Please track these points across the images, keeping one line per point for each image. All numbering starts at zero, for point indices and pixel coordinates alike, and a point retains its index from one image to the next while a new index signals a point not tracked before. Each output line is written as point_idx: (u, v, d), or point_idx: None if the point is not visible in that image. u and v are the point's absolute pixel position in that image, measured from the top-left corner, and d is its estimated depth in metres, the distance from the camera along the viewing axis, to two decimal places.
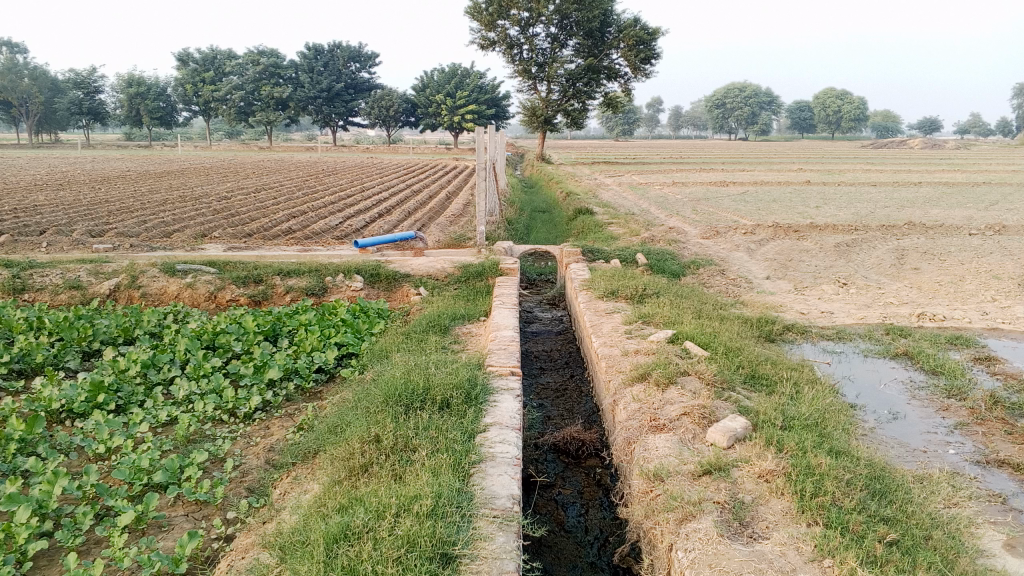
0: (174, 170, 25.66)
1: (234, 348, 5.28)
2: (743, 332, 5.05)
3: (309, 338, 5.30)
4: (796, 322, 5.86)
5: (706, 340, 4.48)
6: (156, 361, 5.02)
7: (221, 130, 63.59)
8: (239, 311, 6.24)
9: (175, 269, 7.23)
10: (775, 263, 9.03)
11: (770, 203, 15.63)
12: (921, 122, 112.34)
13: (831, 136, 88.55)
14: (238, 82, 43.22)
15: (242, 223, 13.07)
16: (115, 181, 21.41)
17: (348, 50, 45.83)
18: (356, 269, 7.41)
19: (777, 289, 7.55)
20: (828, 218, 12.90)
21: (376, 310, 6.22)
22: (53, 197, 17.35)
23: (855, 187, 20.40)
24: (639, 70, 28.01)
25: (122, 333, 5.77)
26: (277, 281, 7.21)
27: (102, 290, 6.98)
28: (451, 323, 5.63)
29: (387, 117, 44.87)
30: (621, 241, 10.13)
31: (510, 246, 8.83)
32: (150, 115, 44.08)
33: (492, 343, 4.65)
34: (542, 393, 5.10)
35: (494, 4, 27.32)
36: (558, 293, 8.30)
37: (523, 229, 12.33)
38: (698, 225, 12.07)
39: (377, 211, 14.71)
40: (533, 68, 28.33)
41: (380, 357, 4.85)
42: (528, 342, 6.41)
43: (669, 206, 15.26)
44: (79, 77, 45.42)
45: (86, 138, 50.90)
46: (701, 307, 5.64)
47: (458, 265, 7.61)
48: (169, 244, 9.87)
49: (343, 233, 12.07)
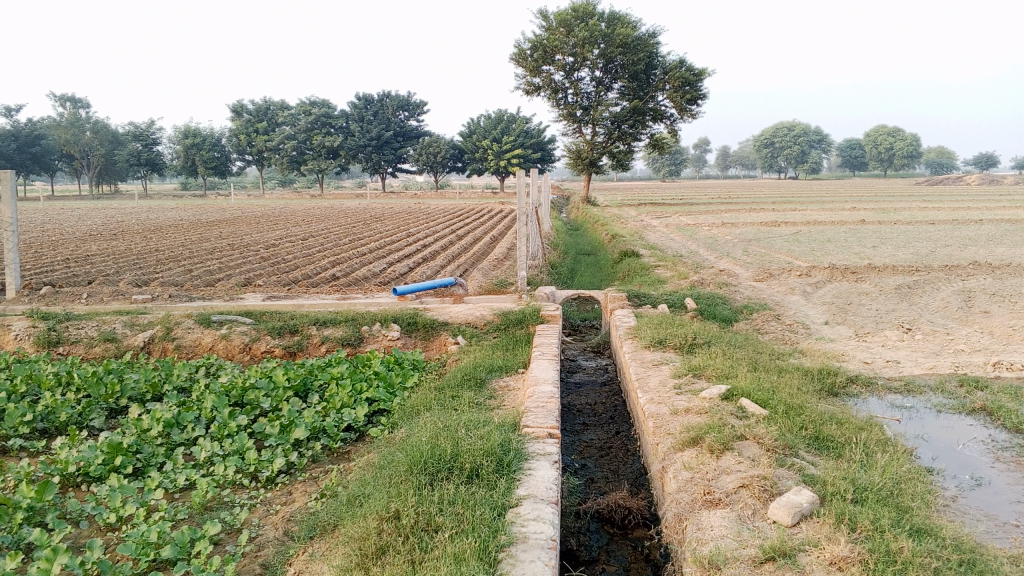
0: (225, 217, 26.06)
1: (262, 405, 5.05)
2: (802, 386, 4.66)
3: (340, 394, 5.04)
4: (859, 373, 5.43)
5: (764, 396, 4.10)
6: (181, 420, 4.82)
7: (274, 179, 64.95)
8: (272, 364, 6.04)
9: (210, 320, 7.09)
10: (833, 307, 8.59)
11: (824, 243, 15.12)
12: (978, 158, 109.79)
13: (884, 173, 86.94)
14: (290, 132, 44.13)
15: (286, 270, 13.04)
16: (168, 230, 21.74)
17: (397, 99, 46.26)
18: (393, 317, 7.18)
19: (836, 336, 7.12)
20: (887, 258, 12.37)
21: (411, 361, 5.95)
22: (104, 247, 17.62)
23: (913, 226, 19.76)
24: (685, 111, 27.77)
25: (150, 389, 5.60)
26: (313, 331, 7.00)
27: (136, 343, 6.86)
28: (487, 376, 5.33)
29: (435, 163, 45.12)
30: (669, 284, 9.80)
31: (552, 292, 8.54)
32: (205, 165, 45.13)
33: (529, 399, 4.33)
34: (584, 451, 4.76)
35: (538, 50, 27.46)
36: (603, 340, 7.95)
37: (567, 273, 12.06)
38: (750, 267, 11.65)
39: (421, 257, 14.60)
40: (578, 111, 28.28)
41: (411, 415, 4.55)
42: (570, 394, 6.06)
43: (718, 247, 14.85)
44: (139, 129, 46.80)
45: (145, 189, 52.26)
46: (756, 358, 5.26)
47: (498, 312, 7.34)
48: (210, 294, 9.80)
49: (385, 279, 11.95)
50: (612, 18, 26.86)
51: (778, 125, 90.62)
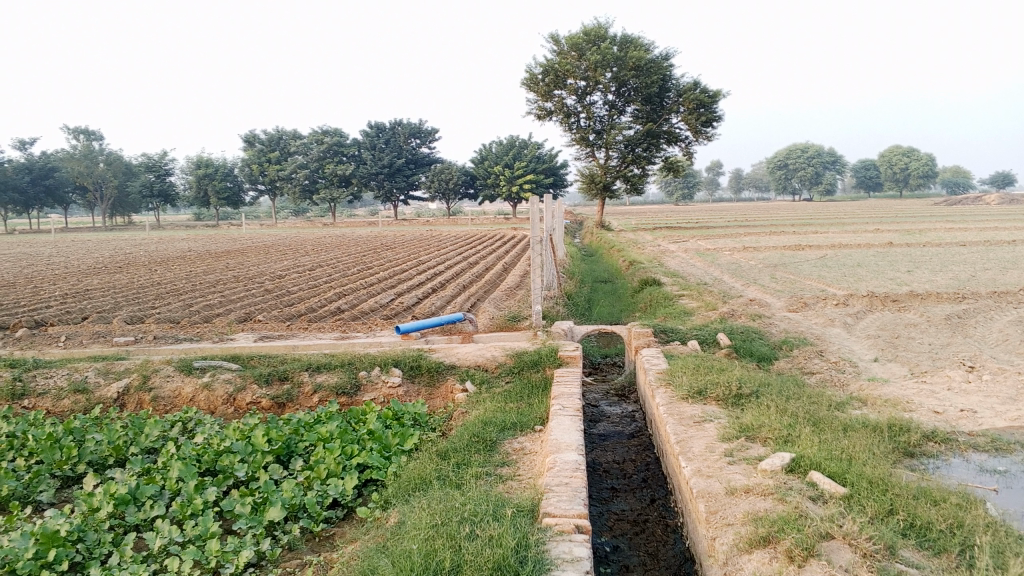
0: (235, 248, 25.57)
1: (235, 474, 4.34)
2: (875, 449, 3.87)
3: (327, 460, 4.30)
4: (935, 426, 4.63)
5: (838, 470, 3.34)
6: (138, 494, 4.10)
7: (286, 207, 64.66)
8: (253, 419, 5.30)
9: (192, 367, 6.38)
10: (880, 341, 7.80)
11: (855, 268, 14.36)
12: (994, 179, 108.52)
13: (900, 193, 85.84)
14: (303, 160, 43.99)
15: (290, 304, 12.42)
16: (173, 262, 21.18)
17: (409, 126, 45.78)
18: (395, 360, 6.44)
19: (891, 377, 6.33)
20: (928, 284, 11.57)
21: (412, 416, 5.18)
22: (106, 280, 17.05)
23: (943, 248, 18.92)
24: (700, 134, 27.11)
25: (113, 452, 4.88)
26: (305, 378, 6.26)
27: (109, 394, 6.15)
28: (498, 436, 4.55)
29: (447, 190, 44.52)
30: (697, 317, 9.05)
31: (569, 328, 7.81)
32: (218, 196, 44.76)
33: (549, 474, 3.55)
34: (616, 527, 4.02)
35: (549, 74, 26.89)
36: (627, 382, 7.18)
37: (585, 304, 11.35)
38: (781, 296, 10.90)
39: (431, 287, 13.94)
40: (591, 135, 27.62)
41: (407, 490, 3.78)
42: (595, 451, 5.29)
43: (743, 274, 14.09)
44: (152, 160, 46.57)
45: (158, 219, 51.99)
46: (814, 411, 4.49)
47: (511, 353, 6.58)
48: (202, 333, 9.15)
49: (392, 313, 11.30)
50: (624, 40, 26.32)
51: (792, 143, 90.00)
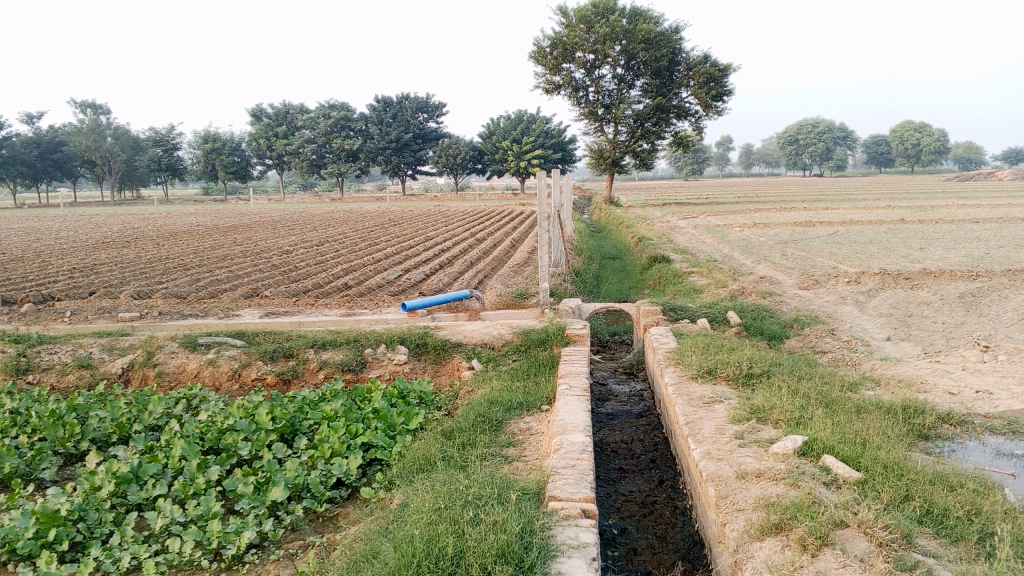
0: (243, 223, 25.52)
1: (238, 452, 4.30)
2: (890, 432, 3.78)
3: (331, 438, 4.24)
4: (950, 408, 4.53)
5: (852, 454, 3.26)
6: (140, 472, 4.05)
7: (294, 182, 64.54)
8: (257, 396, 5.25)
9: (197, 343, 6.33)
10: (893, 319, 7.69)
11: (866, 245, 14.20)
12: (1007, 154, 107.31)
13: (912, 169, 85.10)
14: (310, 135, 43.80)
15: (296, 279, 12.36)
16: (180, 236, 21.14)
17: (417, 100, 45.49)
18: (400, 338, 6.37)
19: (904, 357, 6.24)
20: (941, 261, 11.42)
21: (417, 395, 5.12)
22: (113, 254, 17.02)
23: (956, 224, 18.74)
24: (710, 108, 26.83)
25: (116, 429, 4.84)
26: (310, 355, 6.20)
27: (113, 370, 6.11)
28: (505, 416, 4.49)
29: (454, 165, 44.30)
30: (706, 294, 8.95)
31: (577, 305, 7.73)
32: (225, 170, 44.67)
33: (557, 456, 3.48)
34: (623, 509, 3.96)
35: (558, 47, 26.59)
36: (635, 360, 7.11)
37: (593, 280, 11.26)
38: (792, 273, 10.78)
39: (438, 263, 13.86)
40: (599, 109, 27.34)
41: (411, 470, 3.72)
42: (603, 430, 5.22)
43: (753, 250, 13.96)
44: (159, 134, 46.45)
45: (166, 193, 51.96)
46: (826, 392, 4.41)
47: (518, 331, 6.50)
48: (208, 308, 9.09)
49: (399, 288, 11.24)
50: (634, 13, 25.99)
51: (803, 119, 89.19)
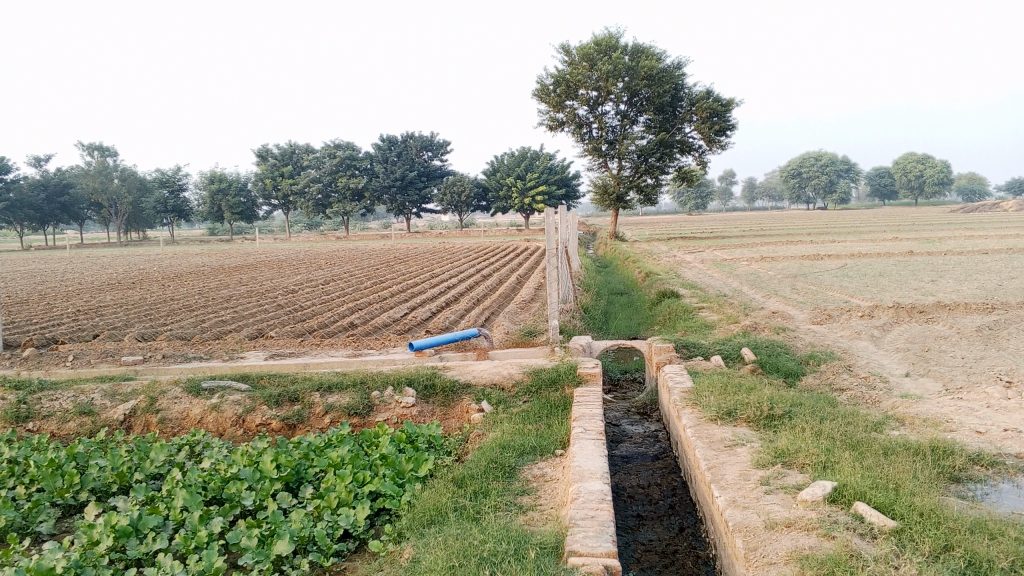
0: (248, 262, 25.48)
1: (242, 502, 4.15)
2: (920, 474, 3.63)
3: (338, 488, 4.08)
4: (979, 448, 4.37)
5: (885, 502, 3.10)
6: (140, 526, 3.90)
7: (299, 222, 64.75)
8: (261, 442, 5.10)
9: (201, 388, 6.19)
10: (911, 354, 7.52)
11: (876, 278, 14.06)
12: (1011, 185, 107.39)
13: (916, 200, 85.14)
14: (315, 174, 43.99)
15: (302, 319, 12.23)
16: (186, 276, 21.07)
17: (421, 139, 45.77)
18: (408, 379, 6.22)
19: (925, 394, 6.07)
20: (954, 294, 11.28)
21: (426, 439, 4.97)
22: (119, 296, 16.95)
23: (964, 255, 18.60)
24: (714, 143, 26.88)
25: (117, 478, 4.69)
26: (316, 398, 6.06)
27: (115, 416, 5.97)
28: (518, 461, 4.34)
29: (459, 202, 44.40)
30: (718, 330, 8.81)
31: (588, 344, 7.59)
32: (231, 211, 44.82)
33: (574, 506, 3.33)
34: (643, 559, 3.80)
35: (561, 85, 26.74)
36: (648, 400, 6.95)
37: (601, 317, 11.13)
38: (803, 308, 10.63)
39: (444, 300, 13.74)
40: (603, 146, 27.40)
41: (421, 520, 3.55)
42: (618, 474, 5.06)
43: (762, 284, 13.81)
44: (166, 175, 46.71)
45: (173, 234, 52.10)
46: (850, 433, 4.25)
47: (528, 371, 6.35)
48: (212, 351, 8.96)
49: (405, 327, 11.11)
50: (636, 50, 26.18)
51: (806, 152, 89.53)
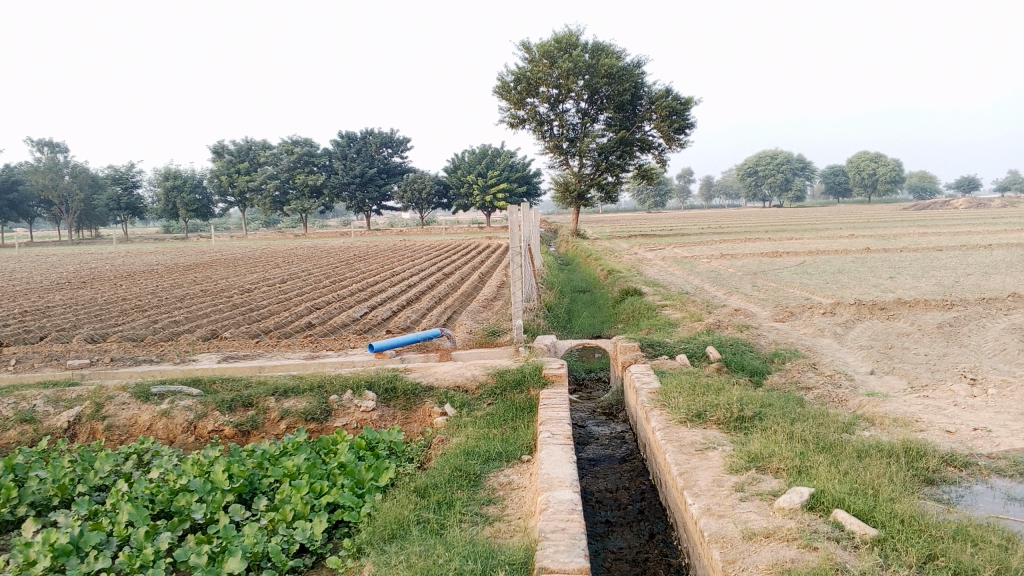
0: (204, 261, 24.92)
1: (192, 516, 3.93)
2: (895, 477, 3.55)
3: (293, 500, 3.89)
4: (951, 448, 4.31)
5: (865, 509, 3.00)
6: (81, 543, 3.66)
7: (256, 220, 63.73)
8: (212, 451, 4.87)
9: (150, 393, 5.92)
10: (874, 352, 7.52)
11: (837, 275, 14.16)
12: (960, 184, 109.81)
13: (869, 198, 86.64)
14: (273, 171, 43.29)
15: (259, 319, 11.93)
16: (138, 276, 20.52)
17: (380, 136, 45.30)
18: (368, 383, 6.01)
19: (891, 392, 6.04)
20: (913, 291, 11.37)
21: (387, 446, 4.79)
22: (68, 296, 16.41)
23: (920, 252, 18.87)
24: (673, 141, 26.96)
25: (58, 491, 4.42)
26: (272, 403, 5.83)
27: (59, 424, 5.68)
28: (483, 468, 4.17)
29: (420, 200, 44.03)
30: (683, 329, 8.73)
31: (553, 343, 7.45)
32: (186, 208, 43.91)
33: (544, 517, 3.17)
34: (615, 568, 3.67)
35: (522, 82, 26.57)
36: (614, 400, 6.83)
37: (565, 315, 11.01)
38: (766, 305, 10.61)
39: (405, 299, 13.53)
40: (564, 143, 27.33)
41: (382, 533, 3.38)
42: (585, 478, 4.93)
43: (723, 281, 13.83)
44: (119, 172, 45.59)
45: (126, 232, 50.88)
46: (822, 435, 4.17)
47: (492, 372, 6.19)
48: (163, 353, 8.64)
49: (365, 327, 10.89)
50: (596, 48, 26.13)
51: (763, 151, 90.55)
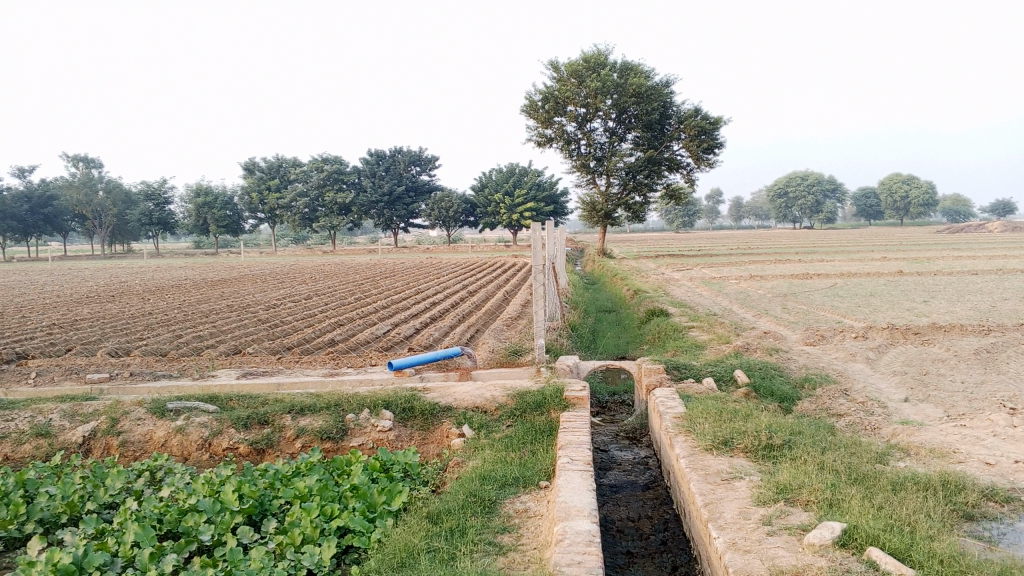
0: (232, 276, 25.06)
1: (199, 537, 3.82)
2: (933, 512, 3.35)
3: (303, 522, 3.77)
4: (991, 482, 4.09)
5: (901, 547, 2.82)
6: (85, 563, 3.57)
7: (286, 236, 64.25)
8: (224, 469, 4.78)
9: (166, 409, 5.85)
10: (909, 378, 7.27)
11: (868, 298, 13.87)
12: (995, 207, 108.20)
13: (902, 220, 85.57)
14: (302, 188, 43.63)
15: (283, 335, 11.90)
16: (166, 290, 20.66)
17: (409, 154, 45.53)
18: (386, 402, 5.90)
19: (926, 420, 5.80)
20: (948, 315, 11.07)
21: (402, 468, 4.66)
22: (96, 310, 16.51)
23: (954, 276, 18.48)
24: (702, 160, 26.77)
25: (66, 508, 4.34)
26: (288, 422, 5.73)
27: (74, 439, 5.63)
28: (499, 494, 4.03)
29: (447, 218, 44.12)
30: (709, 351, 8.55)
31: (575, 364, 7.30)
32: (217, 224, 44.35)
33: (559, 549, 3.02)
34: None
35: (549, 101, 26.55)
36: (637, 424, 6.65)
37: (589, 336, 10.86)
38: (796, 328, 10.39)
39: (429, 317, 13.45)
40: (591, 162, 27.24)
41: (392, 560, 3.24)
42: (606, 505, 4.76)
43: (752, 303, 13.61)
44: (152, 188, 46.17)
45: (157, 247, 51.48)
46: (854, 466, 3.97)
47: (513, 393, 6.05)
48: (184, 368, 8.61)
49: (388, 344, 10.80)
50: (624, 67, 26.07)
51: (793, 173, 89.94)
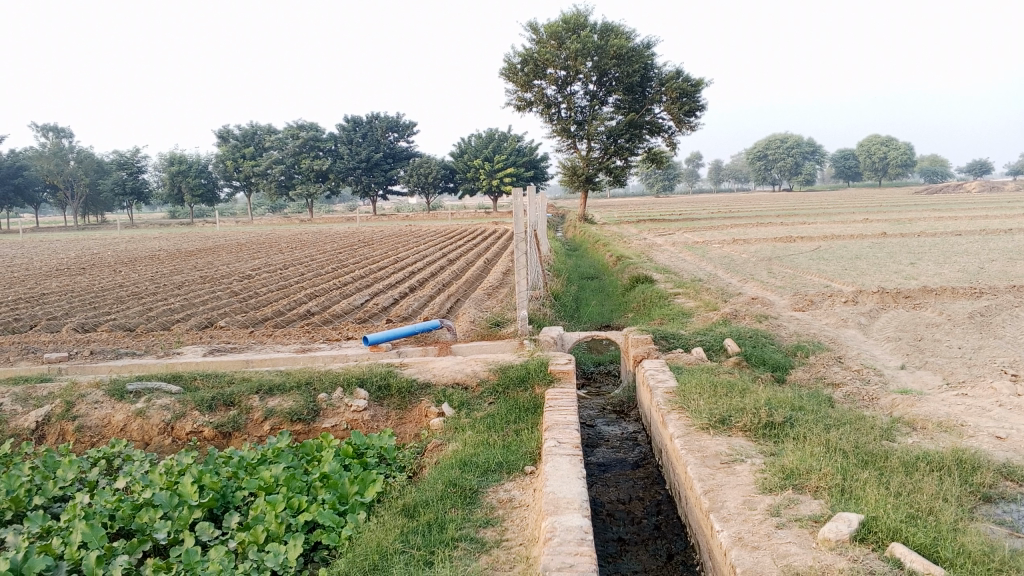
0: (206, 246, 24.47)
1: (153, 536, 3.49)
2: (954, 498, 3.08)
3: (266, 518, 3.45)
4: (1005, 458, 3.84)
5: (928, 543, 2.54)
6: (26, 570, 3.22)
7: (263, 205, 63.34)
8: (185, 457, 4.43)
9: (125, 390, 5.48)
10: (904, 344, 7.04)
11: (854, 261, 13.65)
12: (972, 166, 108.40)
13: (880, 182, 85.66)
14: (278, 156, 42.79)
15: (257, 307, 11.52)
16: (138, 262, 20.11)
17: (386, 120, 44.72)
18: (360, 380, 5.57)
19: (927, 390, 5.55)
20: (937, 278, 10.87)
21: (376, 453, 4.35)
22: (65, 283, 15.98)
23: (938, 237, 18.31)
24: (683, 123, 26.36)
25: (11, 504, 3.97)
26: (255, 403, 5.39)
27: (26, 425, 5.26)
28: (480, 483, 3.73)
29: (426, 185, 43.46)
30: (697, 319, 8.27)
31: (559, 335, 6.99)
32: (192, 193, 43.46)
33: (547, 549, 2.71)
34: None
35: (529, 63, 25.95)
36: (624, 397, 6.38)
37: (572, 304, 10.56)
38: (784, 293, 10.14)
39: (408, 286, 13.09)
40: (572, 126, 26.77)
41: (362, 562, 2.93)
42: (595, 486, 4.48)
43: (737, 268, 13.34)
44: (124, 157, 45.11)
45: (132, 217, 50.52)
46: (863, 444, 3.70)
47: (494, 368, 5.73)
48: (151, 344, 8.23)
49: (365, 315, 10.46)
50: (604, 28, 25.47)
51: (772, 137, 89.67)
